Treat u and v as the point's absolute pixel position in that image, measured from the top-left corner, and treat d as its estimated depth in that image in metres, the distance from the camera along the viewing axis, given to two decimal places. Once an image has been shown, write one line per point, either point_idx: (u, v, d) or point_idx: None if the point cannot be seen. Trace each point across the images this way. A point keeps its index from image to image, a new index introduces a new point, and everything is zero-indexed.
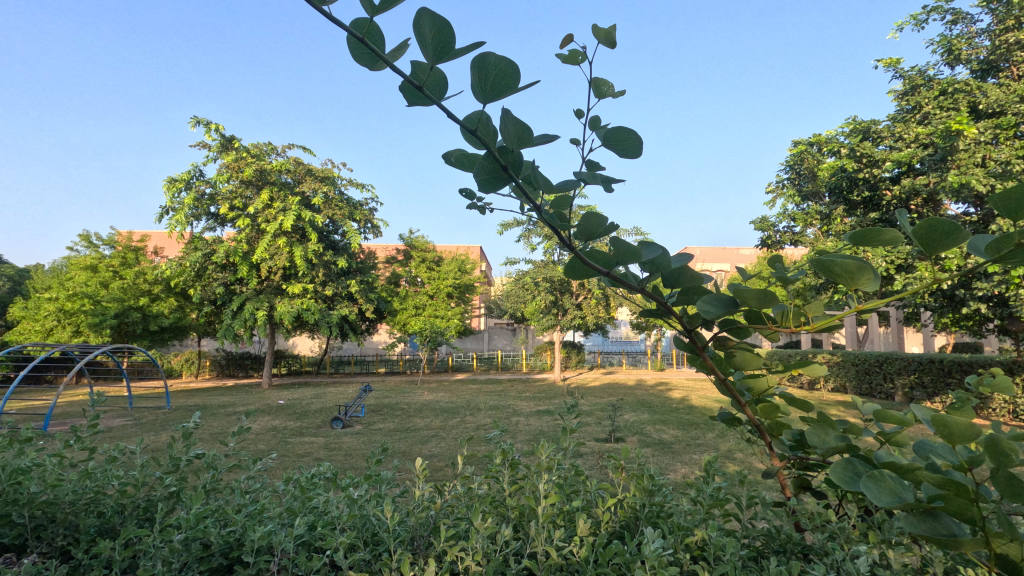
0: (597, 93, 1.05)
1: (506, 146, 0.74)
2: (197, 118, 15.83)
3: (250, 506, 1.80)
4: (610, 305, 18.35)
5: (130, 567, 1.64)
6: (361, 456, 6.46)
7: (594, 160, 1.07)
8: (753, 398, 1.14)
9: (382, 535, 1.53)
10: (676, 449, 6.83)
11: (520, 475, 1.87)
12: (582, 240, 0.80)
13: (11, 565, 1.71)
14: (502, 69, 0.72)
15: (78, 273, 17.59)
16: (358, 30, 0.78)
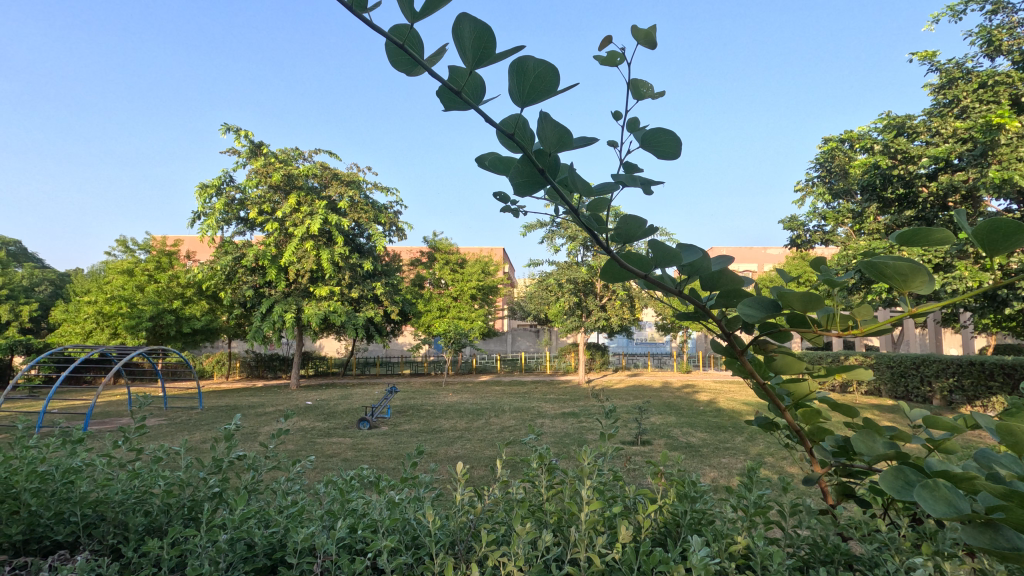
0: (635, 94, 1.04)
1: (544, 149, 0.74)
2: (228, 125, 16.28)
3: (291, 506, 1.84)
4: (634, 306, 18.21)
5: (178, 566, 1.69)
6: (389, 458, 6.54)
7: (631, 161, 1.05)
8: (793, 403, 1.11)
9: (423, 537, 1.55)
10: (704, 452, 6.73)
11: (556, 479, 1.87)
12: (620, 244, 0.79)
13: (66, 562, 1.78)
14: (541, 73, 0.72)
15: (115, 277, 18.19)
16: (398, 36, 0.78)
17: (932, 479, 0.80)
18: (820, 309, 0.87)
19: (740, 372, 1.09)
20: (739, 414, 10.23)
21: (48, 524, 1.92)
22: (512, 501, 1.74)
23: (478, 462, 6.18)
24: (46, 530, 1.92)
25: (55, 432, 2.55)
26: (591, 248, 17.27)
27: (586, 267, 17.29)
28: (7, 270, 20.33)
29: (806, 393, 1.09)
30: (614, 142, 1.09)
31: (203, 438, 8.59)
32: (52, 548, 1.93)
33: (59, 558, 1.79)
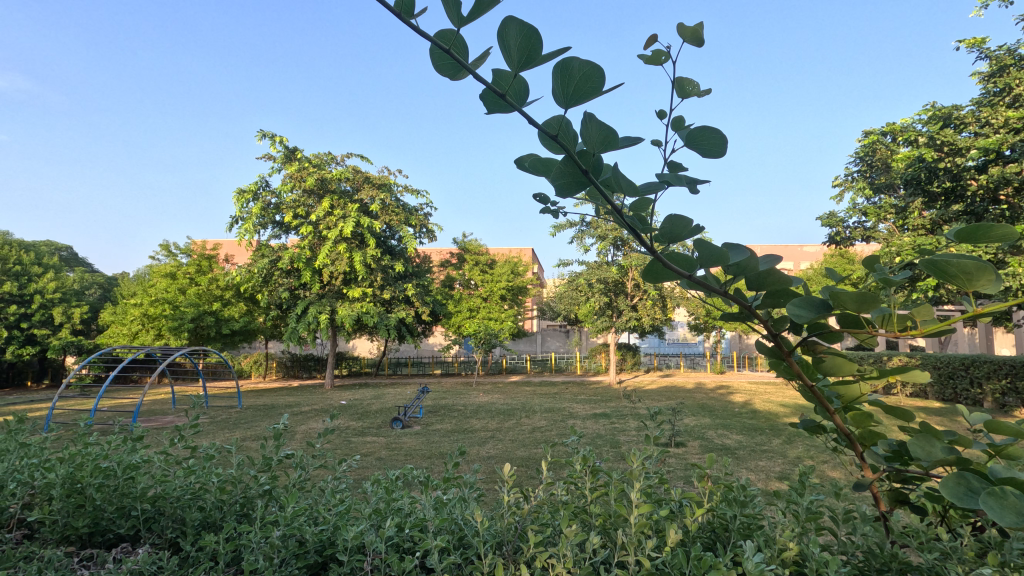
0: (681, 92, 1.03)
1: (588, 149, 0.73)
2: (264, 131, 16.73)
3: (339, 505, 1.88)
4: (666, 306, 17.97)
5: (234, 560, 1.75)
6: (422, 457, 6.60)
7: (676, 161, 1.04)
8: (843, 406, 1.08)
9: (471, 537, 1.56)
10: (741, 455, 6.58)
11: (600, 481, 1.87)
12: (664, 243, 0.78)
13: (129, 555, 1.87)
14: (587, 73, 0.71)
15: (158, 280, 18.84)
16: (444, 41, 0.79)
17: (997, 487, 0.77)
18: (876, 309, 0.84)
19: (786, 373, 1.06)
20: (777, 416, 9.97)
21: (111, 518, 2.03)
22: (557, 503, 1.74)
23: (511, 462, 6.19)
24: (110, 523, 2.02)
25: (113, 429, 2.68)
26: (622, 248, 17.12)
27: (616, 266, 17.14)
28: (59, 274, 21.31)
29: (856, 396, 1.05)
30: (659, 141, 1.08)
31: (243, 438, 8.82)
32: (115, 540, 2.03)
33: (122, 551, 1.89)
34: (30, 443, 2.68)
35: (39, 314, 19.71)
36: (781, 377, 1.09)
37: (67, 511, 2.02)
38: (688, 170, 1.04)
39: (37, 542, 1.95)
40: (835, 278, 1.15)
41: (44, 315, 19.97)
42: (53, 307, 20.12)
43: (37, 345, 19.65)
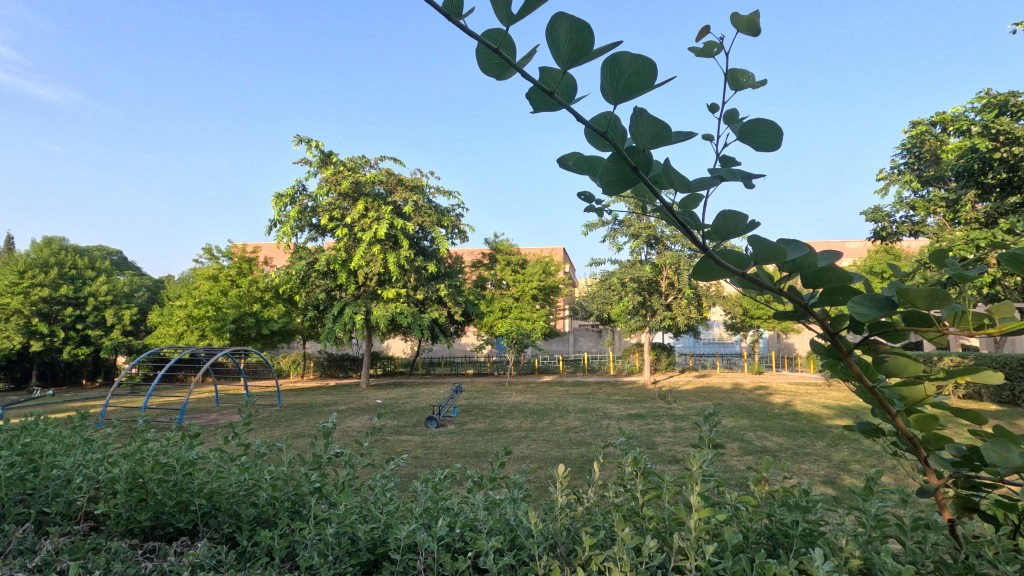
0: (734, 84, 1.01)
1: (636, 146, 0.72)
2: (301, 136, 17.15)
3: (389, 504, 1.93)
4: (702, 304, 17.65)
5: (289, 556, 1.81)
6: (458, 456, 6.66)
7: (729, 155, 1.02)
8: (906, 408, 1.03)
9: (524, 539, 1.60)
10: (783, 458, 6.40)
11: (650, 483, 1.87)
12: (716, 241, 0.77)
13: (190, 548, 1.96)
14: (637, 68, 0.70)
15: (202, 282, 19.50)
16: (493, 40, 0.79)
17: None
18: (944, 306, 0.80)
19: (845, 373, 1.02)
20: (820, 417, 9.67)
21: (171, 513, 2.12)
22: (609, 504, 1.75)
23: (547, 463, 6.19)
24: (171, 517, 2.12)
25: (170, 426, 2.79)
26: (655, 246, 16.90)
27: (650, 264, 16.91)
28: (110, 278, 22.30)
29: (921, 397, 1.00)
30: (710, 135, 1.06)
31: (284, 436, 9.04)
32: (175, 533, 2.13)
33: (182, 544, 1.98)
34: (95, 440, 2.81)
35: (93, 315, 20.63)
36: (837, 377, 1.06)
37: (131, 505, 2.12)
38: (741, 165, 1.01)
39: (104, 534, 2.06)
40: (896, 276, 1.12)
41: (97, 316, 20.90)
42: (105, 309, 21.03)
43: (91, 346, 20.66)
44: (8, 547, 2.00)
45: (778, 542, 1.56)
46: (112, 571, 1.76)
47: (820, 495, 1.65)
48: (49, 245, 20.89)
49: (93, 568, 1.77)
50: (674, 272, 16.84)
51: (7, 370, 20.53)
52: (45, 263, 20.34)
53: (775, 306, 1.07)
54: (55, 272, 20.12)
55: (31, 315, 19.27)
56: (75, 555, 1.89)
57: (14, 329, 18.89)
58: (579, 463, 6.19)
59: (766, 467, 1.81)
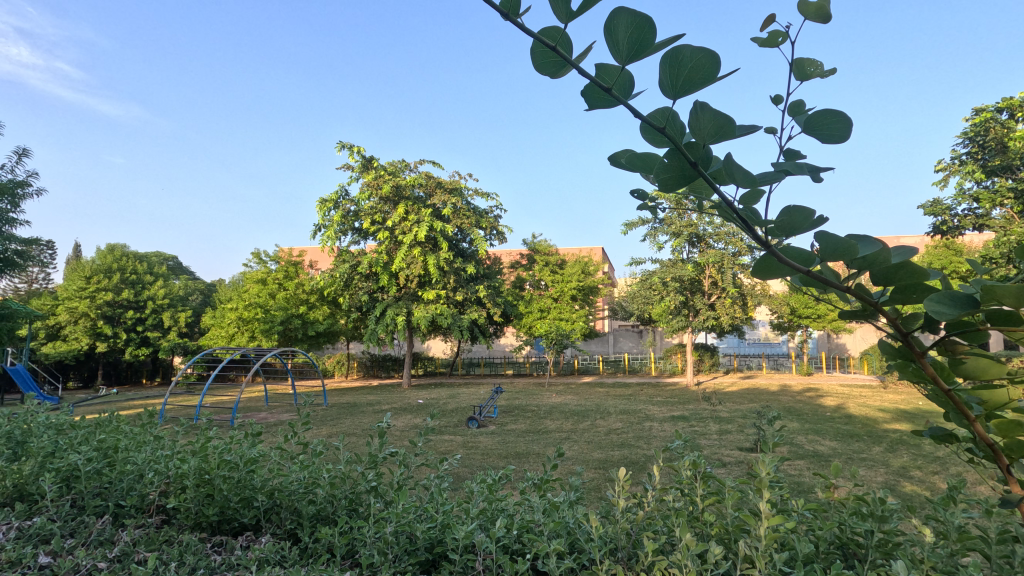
0: (801, 73, 0.98)
1: (696, 142, 0.70)
2: (343, 142, 17.59)
3: (447, 504, 1.98)
4: (746, 304, 17.18)
5: (349, 551, 1.90)
6: (499, 456, 6.70)
7: (793, 150, 0.99)
8: (985, 413, 0.97)
9: (584, 543, 1.65)
10: (837, 464, 6.17)
11: (708, 487, 1.86)
12: (779, 237, 0.74)
13: (256, 543, 2.08)
14: (700, 62, 0.68)
15: (252, 285, 20.25)
16: (549, 38, 0.79)
17: None
18: None
19: (917, 374, 0.97)
20: (876, 421, 9.25)
21: (236, 508, 2.24)
22: (669, 508, 1.77)
23: (590, 464, 6.15)
24: (235, 512, 2.23)
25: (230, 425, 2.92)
26: (697, 244, 16.56)
27: (692, 263, 16.56)
28: (167, 282, 23.41)
29: (1003, 401, 0.95)
30: (773, 128, 1.03)
31: (330, 434, 9.31)
32: (240, 528, 2.24)
33: (248, 538, 2.10)
34: (164, 436, 2.96)
35: (151, 318, 21.70)
36: (909, 378, 1.01)
37: (199, 500, 2.25)
38: (806, 158, 0.98)
39: (176, 527, 2.20)
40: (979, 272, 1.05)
41: (156, 318, 21.99)
42: (162, 311, 22.09)
43: (150, 347, 21.77)
44: (90, 537, 2.14)
45: (850, 551, 1.58)
46: (186, 562, 1.89)
47: (896, 503, 1.62)
48: (112, 252, 22.11)
49: (168, 559, 1.89)
50: (718, 270, 16.44)
51: (75, 369, 21.85)
52: (108, 269, 21.53)
53: (839, 305, 1.03)
54: (118, 277, 21.26)
55: (97, 317, 20.47)
56: (150, 546, 2.03)
57: (82, 331, 20.09)
58: (624, 465, 6.12)
59: (835, 473, 1.78)
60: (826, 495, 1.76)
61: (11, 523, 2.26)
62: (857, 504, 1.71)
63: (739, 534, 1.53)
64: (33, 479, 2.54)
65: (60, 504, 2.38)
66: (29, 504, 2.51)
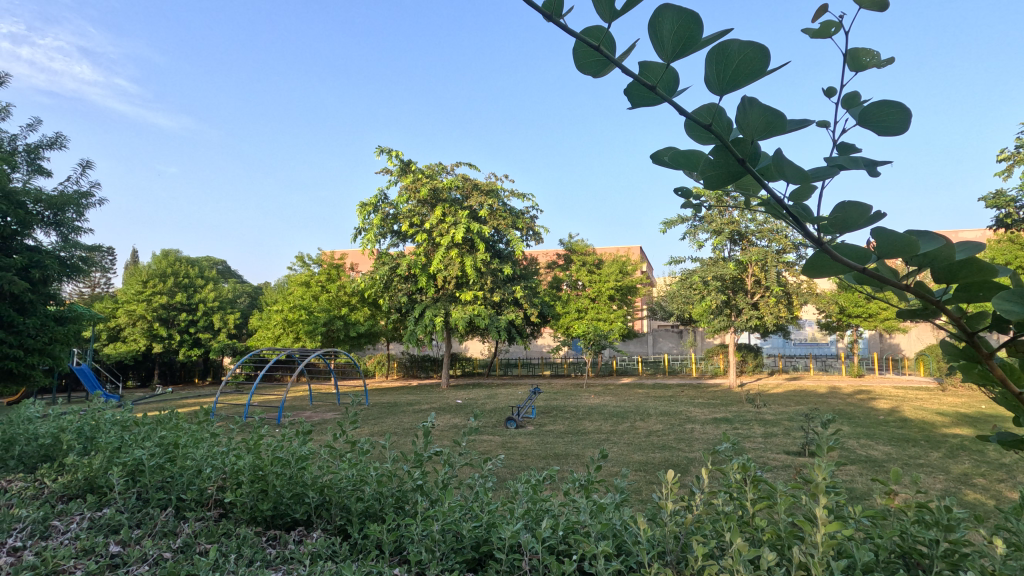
0: (855, 63, 0.94)
1: (744, 139, 0.69)
2: (382, 147, 17.96)
3: (492, 503, 2.01)
4: (792, 302, 16.64)
5: (397, 548, 1.95)
6: (538, 457, 6.71)
7: (846, 143, 0.95)
8: None
9: (631, 546, 1.65)
10: (892, 469, 5.92)
11: (759, 491, 1.82)
12: (832, 234, 0.72)
13: (308, 537, 2.16)
14: (748, 56, 0.67)
15: (296, 288, 20.87)
16: (591, 37, 0.79)
17: None
18: None
19: (984, 377, 0.92)
20: (935, 426, 8.80)
21: (288, 503, 2.32)
22: (717, 513, 1.75)
23: (631, 466, 6.09)
24: (288, 508, 2.32)
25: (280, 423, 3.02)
26: (740, 242, 16.16)
27: (734, 262, 16.12)
28: (217, 286, 24.41)
29: None
30: (827, 121, 1.00)
31: (373, 433, 9.53)
32: (292, 523, 2.32)
33: (300, 534, 2.18)
34: (220, 434, 3.11)
35: (203, 320, 22.69)
36: (975, 381, 0.95)
37: (253, 495, 2.35)
38: (863, 150, 0.94)
39: (233, 520, 2.30)
40: None
41: (207, 320, 22.96)
42: (213, 314, 23.06)
43: (202, 347, 22.72)
44: (155, 528, 2.27)
45: (912, 561, 1.52)
46: (243, 555, 1.98)
47: (964, 512, 1.55)
48: (166, 257, 23.19)
49: (228, 552, 1.99)
50: (761, 269, 15.98)
51: (134, 369, 23.03)
52: (164, 273, 22.60)
53: (897, 302, 0.99)
54: (172, 281, 22.29)
55: (153, 320, 21.50)
56: (211, 538, 2.14)
57: (139, 333, 21.14)
58: (664, 468, 6.02)
59: (895, 478, 1.71)
60: (886, 502, 1.69)
61: (84, 514, 2.42)
62: (920, 513, 1.64)
63: (793, 540, 1.50)
64: (102, 472, 2.70)
65: (127, 496, 2.53)
66: (99, 496, 2.66)
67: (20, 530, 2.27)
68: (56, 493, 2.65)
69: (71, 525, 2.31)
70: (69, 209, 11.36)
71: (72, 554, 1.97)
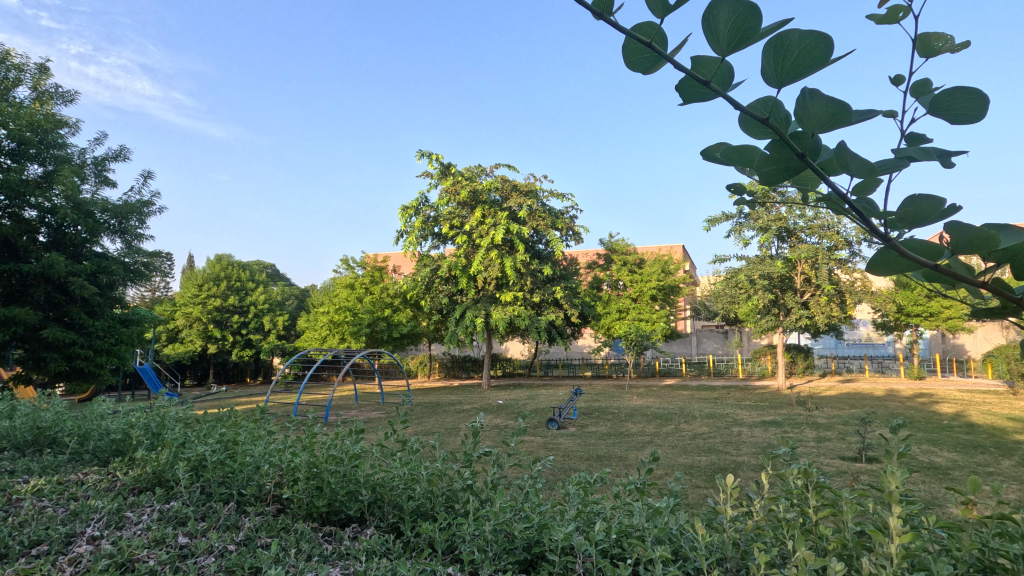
0: (927, 48, 0.89)
1: (803, 132, 0.67)
2: (423, 150, 18.24)
3: (543, 504, 2.01)
4: (845, 302, 15.98)
5: (449, 547, 1.99)
6: (581, 459, 6.65)
7: (916, 133, 0.91)
8: None
9: (689, 552, 1.63)
10: (958, 477, 5.58)
11: (823, 499, 1.75)
12: (899, 229, 0.69)
13: (362, 534, 2.22)
14: (809, 45, 0.64)
15: (341, 291, 21.41)
16: (641, 34, 0.78)
17: None
18: None
19: None
20: (1006, 432, 8.25)
21: (343, 500, 2.39)
22: (778, 519, 1.71)
23: (676, 470, 5.97)
24: (342, 504, 2.39)
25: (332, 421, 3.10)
26: (788, 239, 15.59)
27: (782, 259, 15.53)
28: (267, 289, 25.32)
29: None
30: (894, 110, 0.95)
31: (416, 432, 9.69)
32: (346, 519, 2.39)
33: (355, 531, 2.25)
34: (275, 432, 3.22)
35: (254, 321, 23.60)
36: None
37: (309, 492, 2.43)
38: (933, 140, 0.90)
39: (291, 515, 2.39)
40: None
41: (257, 322, 23.86)
42: (263, 316, 23.96)
43: (253, 348, 23.58)
44: (219, 521, 2.37)
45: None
46: (302, 549, 2.06)
47: None
48: (220, 262, 24.19)
49: (288, 547, 2.07)
50: (811, 266, 15.38)
51: (191, 369, 24.15)
52: (217, 277, 23.61)
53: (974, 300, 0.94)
54: (225, 284, 23.26)
55: (208, 322, 22.49)
56: (270, 533, 2.23)
57: (196, 334, 22.15)
58: (712, 472, 5.88)
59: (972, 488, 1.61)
60: (963, 513, 1.61)
61: (153, 506, 2.55)
62: (1001, 525, 1.55)
63: (861, 550, 1.45)
64: (168, 466, 2.84)
65: (192, 490, 2.65)
66: (166, 489, 2.80)
67: (97, 520, 2.41)
68: (127, 486, 2.79)
69: (142, 517, 2.44)
70: (132, 218, 12.03)
71: (145, 544, 2.07)
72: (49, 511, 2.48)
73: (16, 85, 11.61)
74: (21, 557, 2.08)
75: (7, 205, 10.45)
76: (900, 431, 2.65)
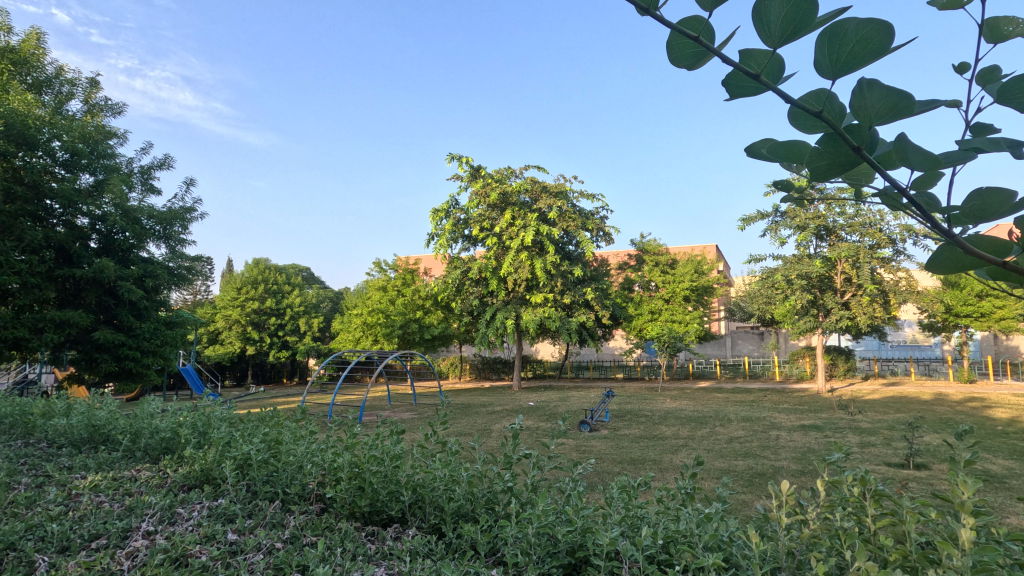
0: (995, 34, 0.85)
1: (860, 124, 0.64)
2: (453, 153, 18.40)
3: (585, 508, 2.00)
4: (889, 302, 15.39)
5: (492, 548, 2.00)
6: (615, 462, 6.58)
7: (985, 124, 0.86)
8: None
9: (740, 559, 1.59)
10: (1014, 486, 5.30)
11: (882, 508, 1.69)
12: (965, 222, 0.66)
13: (404, 534, 2.25)
14: (868, 35, 0.62)
15: (373, 293, 21.74)
16: (686, 28, 0.77)
17: None
18: None
19: None
20: None
21: (384, 500, 2.43)
22: (835, 528, 1.66)
23: (712, 475, 5.84)
24: (384, 504, 2.42)
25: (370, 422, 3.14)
26: (827, 237, 15.15)
27: (821, 259, 15.05)
28: (302, 292, 25.90)
29: None
30: (958, 101, 0.91)
31: (449, 434, 9.76)
32: (388, 519, 2.43)
33: (397, 531, 2.27)
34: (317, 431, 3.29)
35: (290, 323, 24.20)
36: None
37: (352, 491, 2.47)
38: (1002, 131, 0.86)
39: (334, 513, 2.44)
40: None
41: (293, 324, 24.47)
42: (299, 318, 24.53)
43: (289, 350, 24.13)
44: (266, 519, 2.44)
45: None
46: (346, 547, 2.10)
47: None
48: (257, 266, 24.90)
49: (334, 546, 2.11)
50: (853, 265, 14.87)
51: (231, 369, 24.92)
52: (255, 280, 24.32)
53: None
54: (262, 287, 23.97)
55: (246, 324, 23.14)
56: (315, 531, 2.28)
57: (235, 335, 22.82)
58: (751, 477, 5.73)
59: None
60: None
61: (203, 503, 2.63)
62: None
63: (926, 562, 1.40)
64: (215, 464, 2.94)
65: (238, 488, 2.73)
66: (213, 486, 2.89)
67: (151, 515, 2.50)
68: (177, 483, 2.89)
69: (192, 513, 2.51)
70: (176, 224, 12.49)
71: (197, 540, 2.15)
72: (106, 507, 2.59)
73: (69, 99, 12.21)
74: (82, 551, 2.18)
75: (61, 213, 10.99)
76: (963, 438, 2.52)
